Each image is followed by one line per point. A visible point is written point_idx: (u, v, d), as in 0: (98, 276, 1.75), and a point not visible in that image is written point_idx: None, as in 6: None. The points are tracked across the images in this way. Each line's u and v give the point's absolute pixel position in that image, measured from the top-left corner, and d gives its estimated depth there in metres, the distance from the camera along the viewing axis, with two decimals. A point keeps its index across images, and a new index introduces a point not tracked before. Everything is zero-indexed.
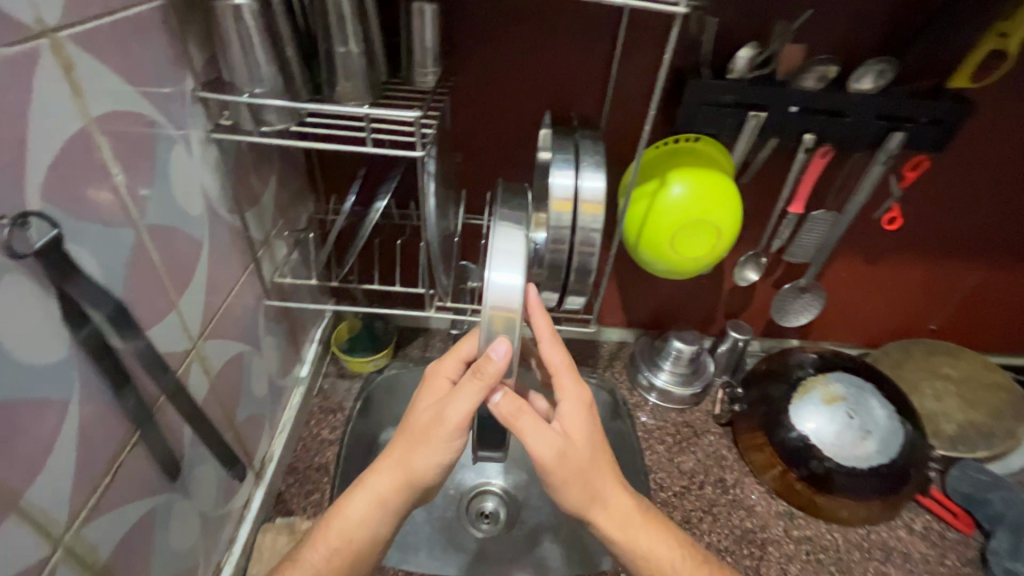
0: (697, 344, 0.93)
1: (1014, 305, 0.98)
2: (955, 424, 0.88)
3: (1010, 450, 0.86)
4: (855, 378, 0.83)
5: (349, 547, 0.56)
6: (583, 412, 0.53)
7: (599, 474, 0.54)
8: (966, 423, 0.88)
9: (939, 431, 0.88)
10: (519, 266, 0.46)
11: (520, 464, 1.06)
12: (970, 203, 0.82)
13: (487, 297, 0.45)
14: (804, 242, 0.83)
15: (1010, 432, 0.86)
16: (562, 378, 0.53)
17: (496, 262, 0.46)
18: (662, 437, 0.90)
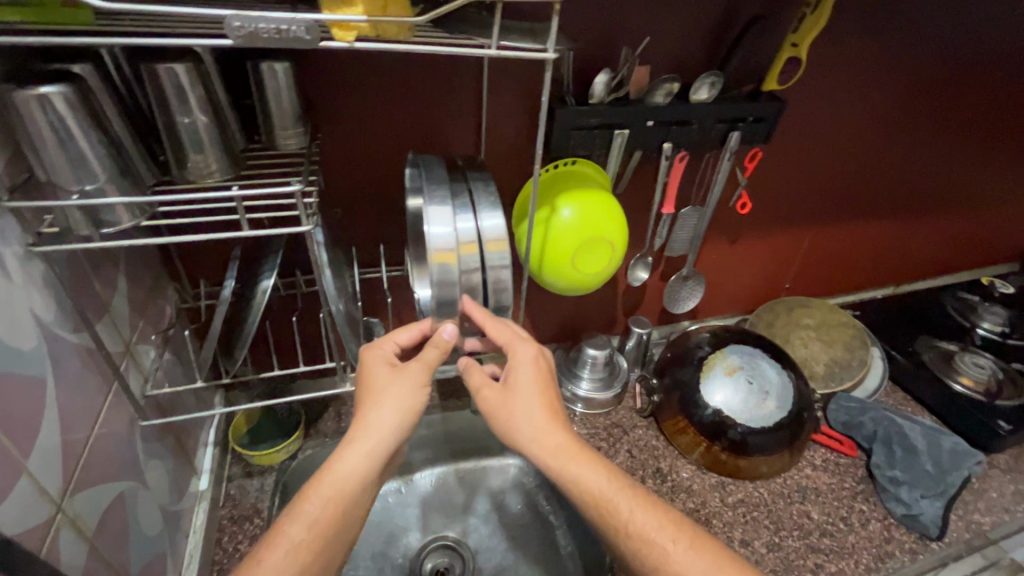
0: (608, 347, 0.97)
1: (837, 255, 1.18)
2: (822, 363, 1.04)
3: (865, 375, 1.03)
4: (746, 346, 0.93)
5: (336, 508, 0.52)
6: (537, 366, 0.60)
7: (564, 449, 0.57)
8: (831, 360, 1.04)
9: (813, 372, 1.03)
10: (450, 218, 0.54)
11: (466, 508, 1.03)
12: (792, 180, 0.97)
13: (429, 248, 0.53)
14: (679, 236, 0.91)
15: (862, 360, 1.03)
16: (516, 346, 0.59)
17: (431, 216, 0.53)
18: (597, 444, 0.93)
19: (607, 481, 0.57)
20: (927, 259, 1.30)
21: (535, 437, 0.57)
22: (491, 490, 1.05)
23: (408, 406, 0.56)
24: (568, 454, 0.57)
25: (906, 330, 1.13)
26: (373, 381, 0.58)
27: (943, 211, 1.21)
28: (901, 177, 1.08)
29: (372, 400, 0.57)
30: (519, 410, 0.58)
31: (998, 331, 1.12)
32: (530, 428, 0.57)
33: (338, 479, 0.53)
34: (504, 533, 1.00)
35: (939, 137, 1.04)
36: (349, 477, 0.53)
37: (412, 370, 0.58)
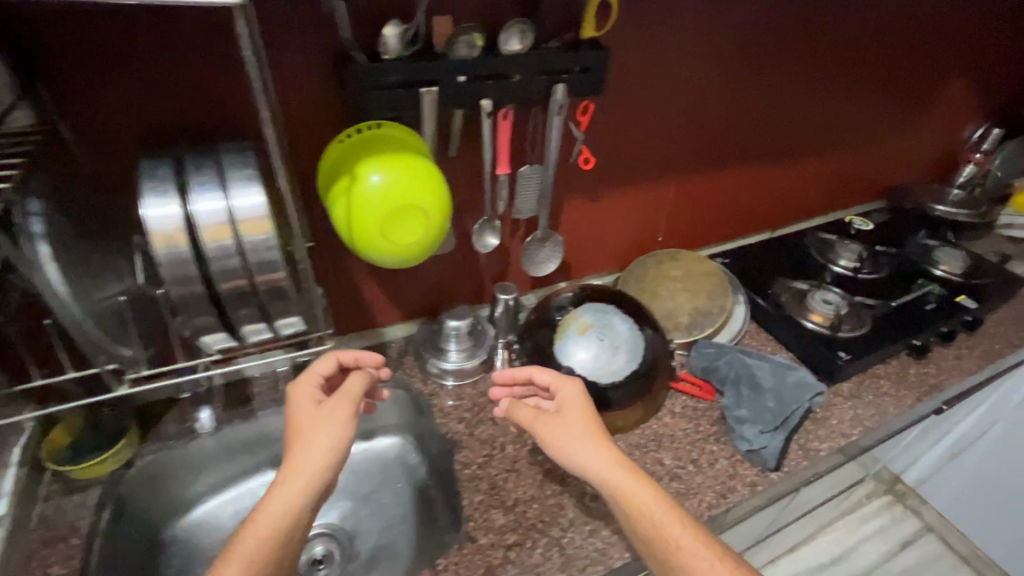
0: (469, 316, 0.95)
1: (708, 202, 1.19)
2: (687, 314, 1.06)
3: (725, 322, 1.05)
4: (601, 303, 0.94)
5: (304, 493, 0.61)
6: (581, 396, 0.72)
7: (628, 479, 0.63)
8: (695, 310, 1.06)
9: (678, 324, 1.05)
10: (172, 197, 0.49)
11: (344, 492, 1.00)
12: (641, 126, 0.96)
13: (147, 231, 0.48)
14: (524, 198, 0.88)
15: (722, 307, 1.06)
16: (563, 383, 0.74)
17: (146, 198, 0.48)
18: (460, 415, 0.91)
19: (641, 489, 0.63)
20: (800, 203, 1.34)
21: (592, 461, 0.65)
22: (370, 473, 1.02)
23: (339, 437, 0.66)
24: (609, 467, 0.64)
25: (768, 273, 1.17)
26: (302, 420, 0.68)
27: (808, 155, 1.23)
28: (758, 123, 1.09)
29: (308, 440, 0.65)
30: (572, 435, 0.68)
31: (850, 267, 1.19)
32: (590, 455, 0.66)
33: (274, 517, 0.59)
34: (383, 512, 0.99)
35: (788, 80, 1.06)
36: (291, 506, 0.60)
37: (341, 404, 0.70)
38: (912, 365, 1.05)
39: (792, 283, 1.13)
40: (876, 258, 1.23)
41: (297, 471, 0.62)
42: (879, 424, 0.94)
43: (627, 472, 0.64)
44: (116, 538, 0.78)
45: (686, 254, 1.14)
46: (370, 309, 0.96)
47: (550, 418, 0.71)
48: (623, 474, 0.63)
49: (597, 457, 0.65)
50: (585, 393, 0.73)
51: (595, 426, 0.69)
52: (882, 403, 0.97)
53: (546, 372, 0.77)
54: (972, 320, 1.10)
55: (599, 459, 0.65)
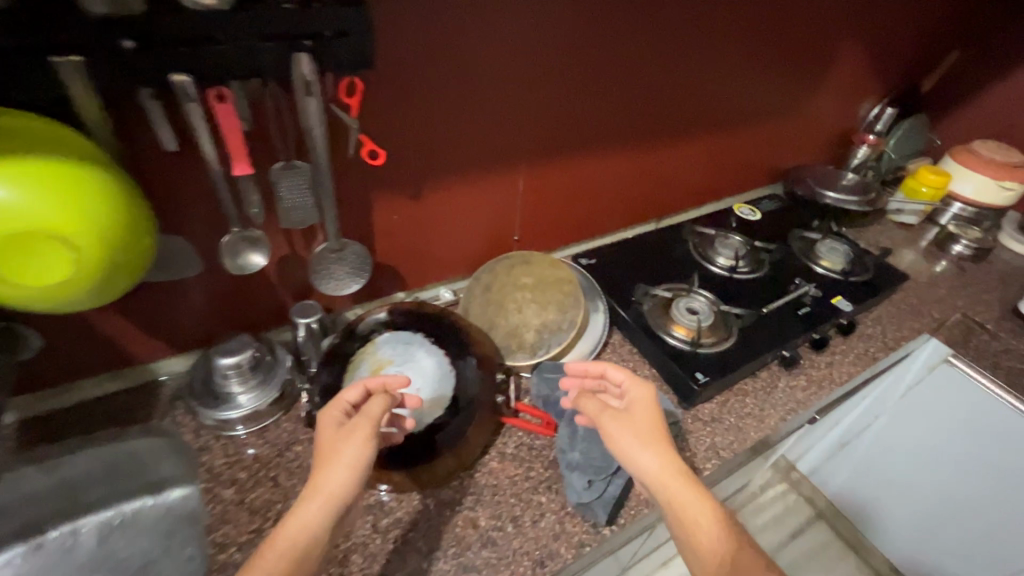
0: (247, 348, 0.77)
1: (572, 193, 1.04)
2: (535, 331, 0.90)
3: (575, 338, 0.91)
4: (405, 332, 0.83)
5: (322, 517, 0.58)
6: (649, 399, 0.72)
7: (689, 488, 0.63)
8: (543, 326, 0.91)
9: (524, 343, 0.90)
10: None
11: None
12: (464, 107, 0.78)
13: None
14: (293, 202, 0.67)
15: (571, 322, 0.91)
16: (632, 384, 0.73)
17: None
18: (233, 477, 0.73)
19: (697, 499, 0.62)
20: (684, 190, 1.21)
21: (656, 465, 0.65)
22: None
23: (359, 457, 0.61)
24: (670, 474, 0.64)
25: (635, 278, 1.04)
26: (328, 440, 0.63)
27: (686, 138, 1.10)
28: (621, 103, 0.94)
29: (332, 459, 0.61)
30: (639, 439, 0.67)
31: (726, 266, 1.08)
32: (652, 459, 0.65)
33: (291, 535, 0.56)
34: None
35: (650, 52, 0.91)
36: (307, 523, 0.57)
37: (358, 427, 0.63)
38: (782, 378, 0.95)
39: (660, 289, 1.00)
40: (755, 256, 1.12)
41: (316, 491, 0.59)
42: (737, 454, 0.83)
43: (686, 483, 0.63)
44: None
45: (540, 257, 0.98)
46: (116, 345, 0.75)
47: (618, 415, 0.70)
48: (678, 484, 0.63)
49: (654, 464, 0.65)
50: (654, 399, 0.72)
51: (660, 432, 0.68)
52: (744, 428, 0.86)
53: (619, 370, 0.76)
54: (846, 324, 1.02)
55: (661, 465, 0.64)
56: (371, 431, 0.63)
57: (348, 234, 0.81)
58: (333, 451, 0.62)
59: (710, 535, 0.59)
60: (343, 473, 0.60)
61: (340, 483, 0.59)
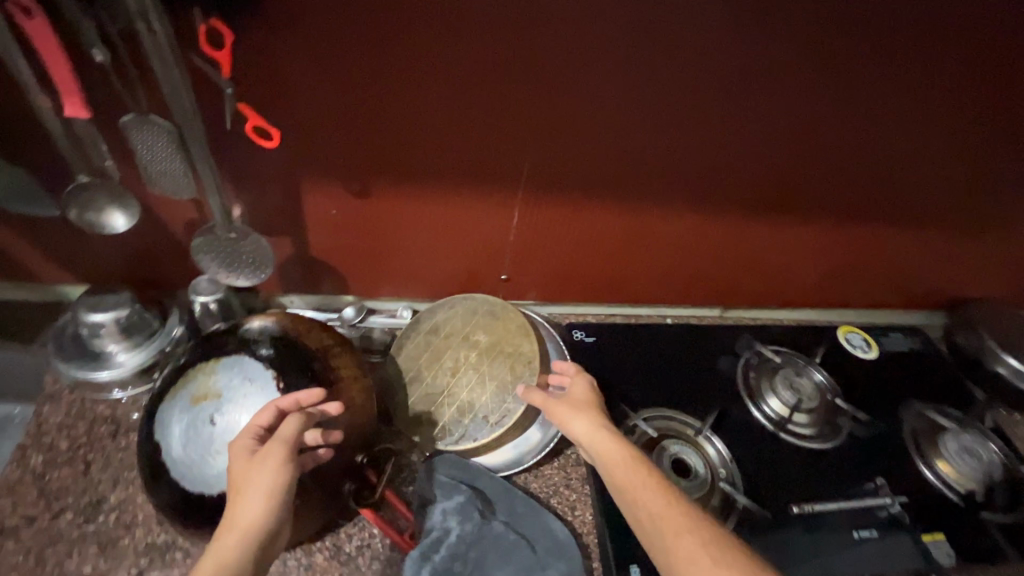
0: (123, 304, 0.67)
1: (591, 242, 0.78)
2: (459, 410, 0.68)
3: (505, 438, 0.68)
4: (249, 361, 0.58)
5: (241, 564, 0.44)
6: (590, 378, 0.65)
7: (624, 450, 0.53)
8: (473, 407, 0.68)
9: (439, 418, 0.68)
10: None
11: None
12: (436, 97, 0.59)
13: None
14: (160, 166, 0.53)
15: (503, 416, 0.67)
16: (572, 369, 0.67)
17: None
18: (53, 444, 0.65)
19: (634, 458, 0.52)
20: (770, 280, 0.88)
21: (585, 432, 0.56)
22: None
23: (276, 484, 0.47)
24: (601, 435, 0.56)
25: (633, 381, 0.76)
26: (238, 466, 0.48)
27: (782, 216, 0.77)
28: (680, 147, 0.67)
29: (244, 489, 0.46)
30: (571, 407, 0.59)
31: (774, 415, 0.74)
32: (582, 425, 0.57)
33: None
34: None
35: (738, 88, 0.61)
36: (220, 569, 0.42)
37: (273, 453, 0.48)
38: None
39: (646, 421, 0.71)
40: (830, 416, 0.76)
41: (229, 525, 0.44)
42: None
43: (616, 440, 0.54)
44: None
45: (515, 313, 0.74)
46: (16, 260, 0.70)
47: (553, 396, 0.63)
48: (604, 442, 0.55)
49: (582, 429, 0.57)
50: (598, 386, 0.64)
51: (596, 406, 0.61)
52: None
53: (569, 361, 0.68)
54: None
55: (592, 429, 0.56)
56: (288, 454, 0.48)
57: (267, 215, 0.66)
58: (244, 483, 0.47)
59: (637, 487, 0.50)
60: (262, 505, 0.46)
61: (256, 518, 0.45)
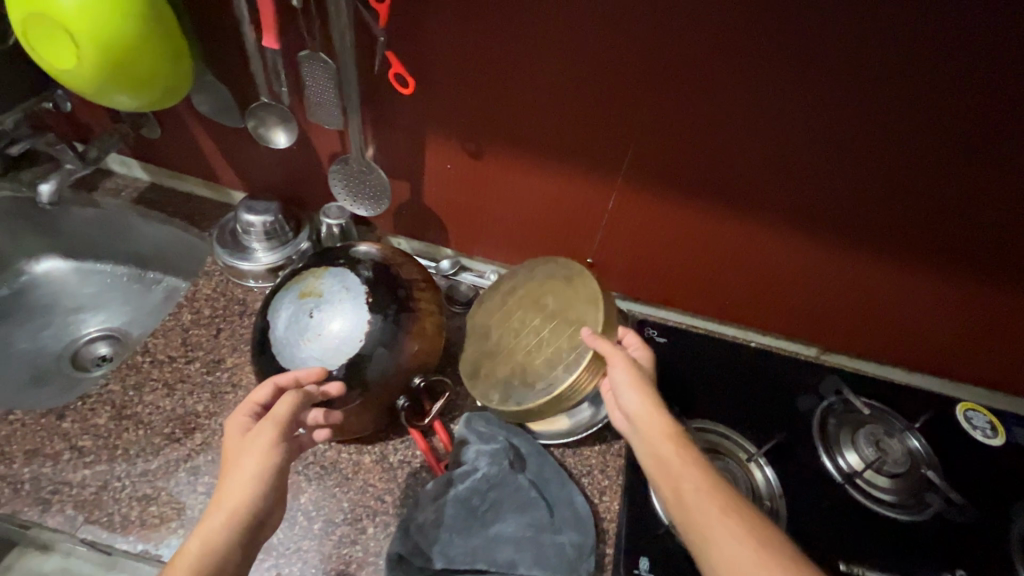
0: (270, 213, 0.81)
1: (684, 244, 0.77)
2: (513, 371, 0.69)
3: (543, 412, 0.64)
4: (354, 275, 0.68)
5: (231, 528, 0.49)
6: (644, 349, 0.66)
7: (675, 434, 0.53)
8: (525, 371, 0.67)
9: (494, 375, 0.70)
10: None
11: (130, 305, 1.05)
12: (557, 73, 0.63)
13: None
14: (319, 98, 0.65)
15: (544, 386, 0.64)
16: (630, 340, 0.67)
17: None
18: (199, 308, 0.81)
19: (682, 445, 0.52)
20: (885, 330, 0.79)
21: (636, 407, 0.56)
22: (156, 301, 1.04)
23: (265, 462, 0.52)
24: (654, 414, 0.55)
25: (694, 392, 0.74)
26: (232, 446, 0.53)
27: (910, 261, 0.70)
28: (798, 164, 0.64)
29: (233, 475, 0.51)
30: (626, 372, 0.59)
31: (846, 468, 0.68)
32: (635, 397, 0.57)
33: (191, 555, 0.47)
34: (134, 333, 1.02)
35: (878, 109, 0.57)
36: (208, 548, 0.47)
37: (262, 430, 0.54)
38: None
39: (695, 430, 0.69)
40: (917, 488, 0.67)
41: (218, 506, 0.49)
42: None
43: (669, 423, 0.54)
44: None
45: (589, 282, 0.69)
46: (208, 163, 0.88)
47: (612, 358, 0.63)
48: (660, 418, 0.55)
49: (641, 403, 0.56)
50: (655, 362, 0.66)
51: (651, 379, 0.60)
52: None
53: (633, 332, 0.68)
54: None
55: (645, 403, 0.56)
56: (277, 432, 0.54)
57: (393, 159, 0.76)
58: (235, 458, 0.52)
59: (681, 477, 0.50)
60: (250, 482, 0.51)
61: (243, 495, 0.50)
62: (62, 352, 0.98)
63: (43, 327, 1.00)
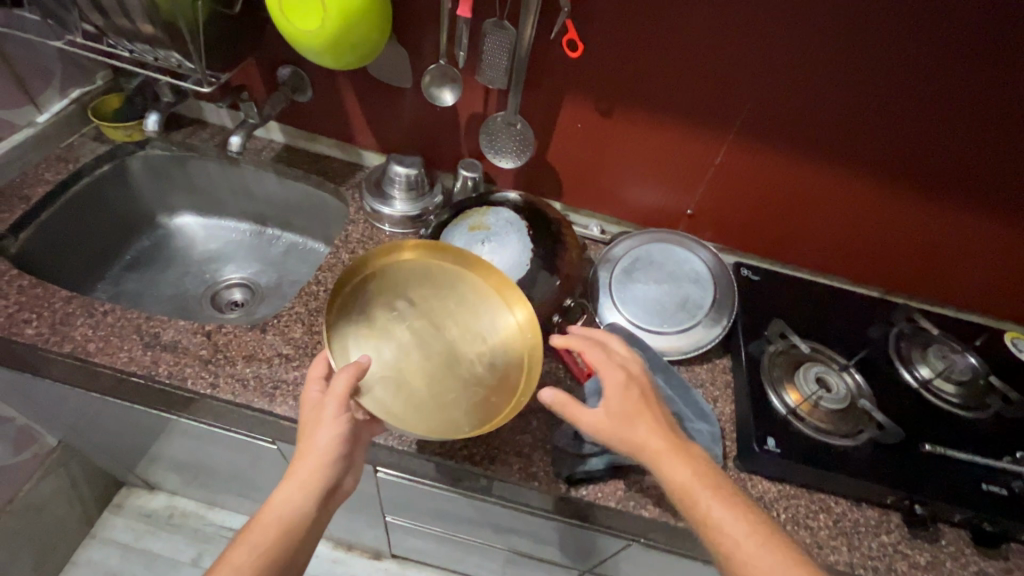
0: (415, 167, 0.93)
1: (775, 194, 0.90)
2: (435, 307, 0.73)
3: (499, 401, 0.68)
4: (518, 216, 0.81)
5: (318, 478, 0.59)
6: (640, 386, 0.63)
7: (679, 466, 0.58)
8: (472, 321, 0.72)
9: (410, 295, 0.73)
10: None
11: (257, 257, 1.13)
12: (694, 42, 0.76)
13: None
14: (493, 61, 0.77)
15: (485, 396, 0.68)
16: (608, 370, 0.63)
17: None
18: (353, 248, 0.93)
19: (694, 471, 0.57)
20: (939, 271, 0.93)
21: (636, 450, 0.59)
22: (282, 255, 1.13)
23: (338, 434, 0.60)
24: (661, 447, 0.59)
25: (787, 319, 0.87)
26: (310, 407, 0.62)
27: (969, 206, 0.84)
28: (886, 121, 0.78)
29: (309, 447, 0.60)
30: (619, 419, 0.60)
31: (919, 377, 0.81)
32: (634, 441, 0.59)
33: (280, 507, 0.58)
34: (263, 282, 1.11)
35: (958, 74, 0.72)
36: (289, 506, 0.57)
37: (324, 406, 0.61)
38: (893, 531, 0.71)
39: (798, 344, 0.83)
40: (978, 392, 0.81)
41: (298, 471, 0.59)
42: None
43: (678, 451, 0.59)
44: (100, 189, 1.00)
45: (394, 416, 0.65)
46: (350, 124, 0.99)
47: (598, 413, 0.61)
48: (672, 456, 0.58)
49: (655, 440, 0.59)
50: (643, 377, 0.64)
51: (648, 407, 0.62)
52: (791, 535, 0.68)
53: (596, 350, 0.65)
54: None
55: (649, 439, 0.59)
56: (339, 406, 0.60)
57: (533, 118, 0.88)
58: (310, 428, 0.61)
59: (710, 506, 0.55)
60: (326, 449, 0.60)
61: (320, 459, 0.59)
62: (203, 293, 1.08)
63: (182, 272, 1.09)
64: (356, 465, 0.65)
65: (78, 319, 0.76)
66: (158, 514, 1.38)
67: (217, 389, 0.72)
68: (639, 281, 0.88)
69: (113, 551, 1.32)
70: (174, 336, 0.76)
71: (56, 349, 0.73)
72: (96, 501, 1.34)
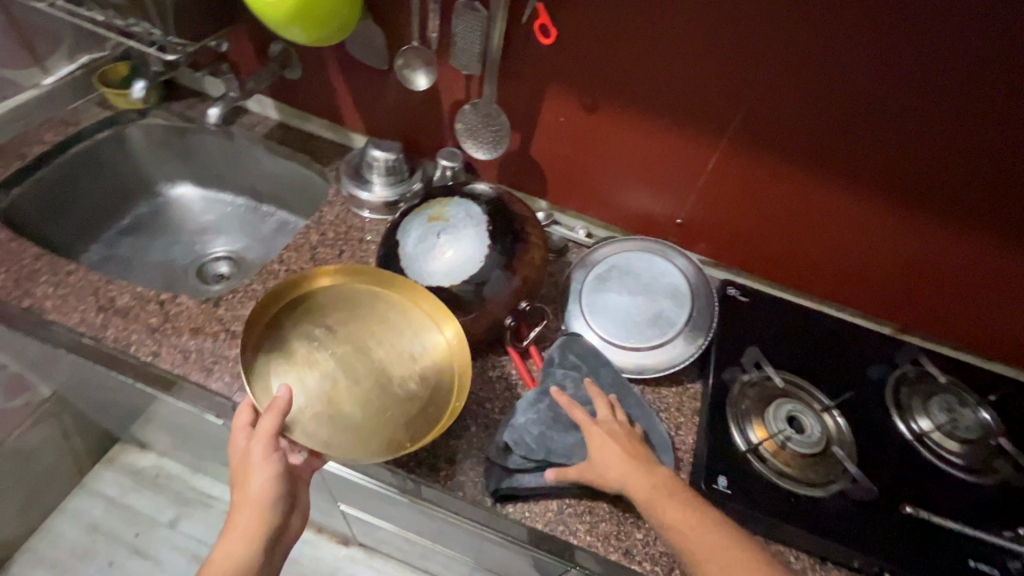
0: (392, 151, 0.90)
1: (771, 209, 0.82)
2: (356, 331, 0.74)
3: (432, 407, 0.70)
4: (480, 210, 0.76)
5: (257, 524, 0.58)
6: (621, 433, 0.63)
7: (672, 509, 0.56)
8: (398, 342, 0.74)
9: (330, 324, 0.74)
10: None
11: (245, 233, 1.14)
12: (683, 35, 0.69)
13: None
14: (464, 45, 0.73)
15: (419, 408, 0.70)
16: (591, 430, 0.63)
17: None
18: (325, 230, 0.91)
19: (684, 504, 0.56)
20: (960, 309, 0.82)
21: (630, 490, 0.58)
22: (269, 232, 1.13)
23: (271, 480, 0.59)
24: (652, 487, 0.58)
25: (771, 347, 0.79)
26: (237, 459, 0.60)
27: (997, 239, 0.73)
28: (899, 136, 0.69)
29: (244, 492, 0.59)
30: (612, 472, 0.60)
31: (915, 429, 0.72)
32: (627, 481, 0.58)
33: (221, 558, 0.57)
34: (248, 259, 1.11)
35: (987, 86, 0.62)
36: (232, 558, 0.57)
37: (253, 451, 0.59)
38: None
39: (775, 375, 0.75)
40: (985, 454, 0.70)
41: (237, 520, 0.58)
42: None
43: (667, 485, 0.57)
44: (99, 155, 1.03)
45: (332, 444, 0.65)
46: (337, 104, 0.98)
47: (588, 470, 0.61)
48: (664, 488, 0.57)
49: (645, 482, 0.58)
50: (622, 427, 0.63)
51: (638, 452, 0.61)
52: None
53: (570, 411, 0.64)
54: None
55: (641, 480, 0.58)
56: (267, 450, 0.59)
57: (513, 108, 0.84)
58: (244, 476, 0.59)
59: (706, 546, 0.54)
60: (261, 494, 0.58)
61: (257, 505, 0.58)
62: (188, 267, 1.09)
63: (169, 245, 1.11)
64: (301, 496, 0.64)
65: (42, 276, 0.78)
66: (144, 473, 1.43)
67: (158, 357, 0.72)
68: (612, 290, 0.81)
69: (100, 502, 1.38)
70: (127, 301, 0.77)
71: (14, 304, 0.75)
72: (88, 453, 1.40)
